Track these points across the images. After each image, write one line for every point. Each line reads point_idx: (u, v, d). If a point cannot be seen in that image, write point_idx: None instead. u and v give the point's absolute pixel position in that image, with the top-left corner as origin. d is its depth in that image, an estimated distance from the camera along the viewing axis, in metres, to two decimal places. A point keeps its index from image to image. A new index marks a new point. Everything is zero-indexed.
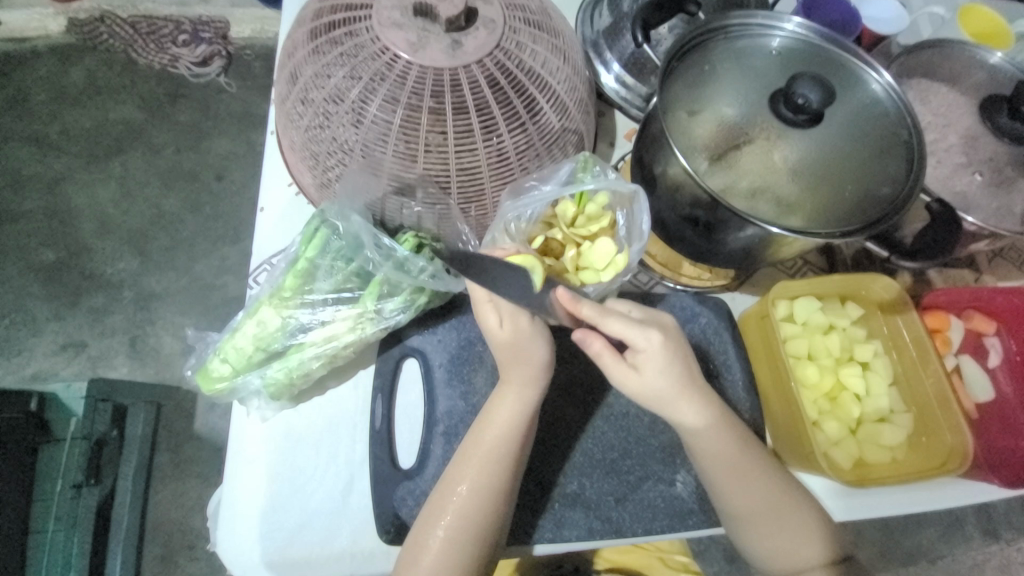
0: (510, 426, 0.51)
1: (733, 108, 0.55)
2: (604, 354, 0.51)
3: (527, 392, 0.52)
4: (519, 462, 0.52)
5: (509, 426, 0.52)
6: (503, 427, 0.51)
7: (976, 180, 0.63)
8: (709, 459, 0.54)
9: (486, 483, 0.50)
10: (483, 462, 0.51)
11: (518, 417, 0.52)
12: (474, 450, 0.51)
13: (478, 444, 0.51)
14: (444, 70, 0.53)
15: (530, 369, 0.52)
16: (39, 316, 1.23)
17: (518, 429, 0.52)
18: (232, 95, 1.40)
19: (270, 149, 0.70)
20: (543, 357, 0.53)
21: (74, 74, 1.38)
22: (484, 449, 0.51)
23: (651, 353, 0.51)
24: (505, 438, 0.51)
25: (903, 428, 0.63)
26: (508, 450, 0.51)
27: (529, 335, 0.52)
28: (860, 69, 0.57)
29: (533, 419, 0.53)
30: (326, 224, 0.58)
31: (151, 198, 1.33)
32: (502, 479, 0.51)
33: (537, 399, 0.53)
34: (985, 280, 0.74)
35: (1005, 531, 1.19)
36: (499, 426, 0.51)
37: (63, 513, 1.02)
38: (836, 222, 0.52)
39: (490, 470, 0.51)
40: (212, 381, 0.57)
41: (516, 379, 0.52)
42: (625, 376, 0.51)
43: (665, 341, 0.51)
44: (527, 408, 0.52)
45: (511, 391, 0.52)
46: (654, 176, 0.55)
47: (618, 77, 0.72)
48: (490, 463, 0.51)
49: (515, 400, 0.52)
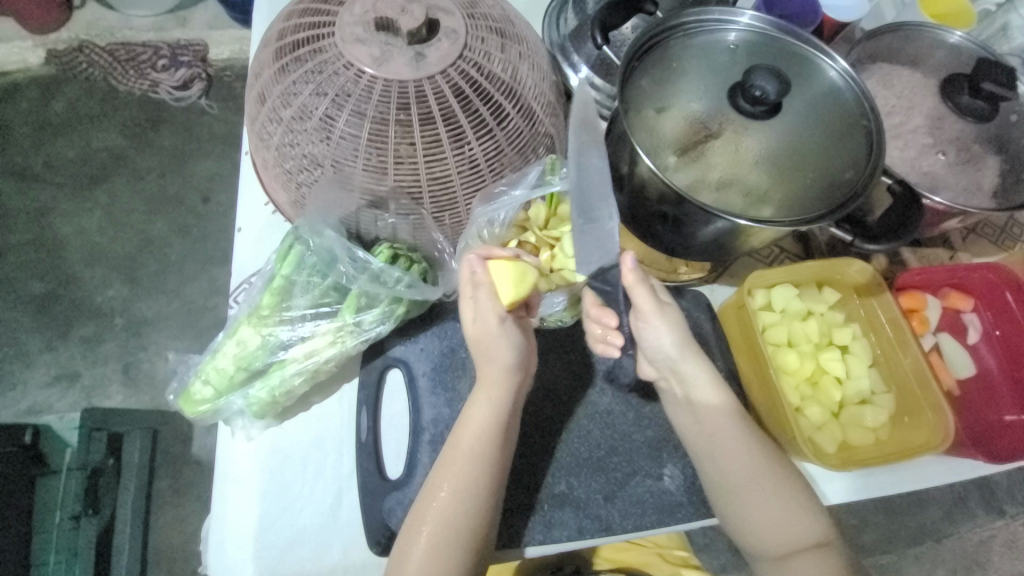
0: (486, 426, 0.52)
1: (696, 103, 0.56)
2: (638, 286, 0.53)
3: (499, 392, 0.53)
4: (498, 460, 0.52)
5: (486, 426, 0.52)
6: (479, 427, 0.52)
7: (942, 159, 0.63)
8: (700, 437, 0.56)
9: (467, 484, 0.51)
10: (464, 463, 0.51)
11: (493, 418, 0.52)
12: (454, 452, 0.52)
13: (457, 445, 0.52)
14: (408, 82, 0.54)
15: (499, 369, 0.53)
16: (30, 349, 1.23)
17: (496, 428, 0.52)
18: (215, 117, 1.41)
19: (247, 169, 0.71)
20: (509, 357, 0.53)
21: (56, 105, 1.38)
22: (465, 451, 0.51)
23: (658, 289, 0.55)
24: (482, 437, 0.51)
25: (886, 408, 0.64)
26: (486, 450, 0.52)
27: (496, 336, 0.53)
28: (819, 58, 0.58)
29: (510, 421, 0.53)
30: (300, 241, 0.59)
31: (138, 224, 1.33)
32: (482, 479, 0.51)
33: (511, 399, 0.53)
34: (961, 257, 0.75)
35: (1007, 506, 1.20)
36: (475, 426, 0.52)
37: (63, 546, 1.01)
38: (802, 210, 0.53)
39: (468, 470, 0.51)
40: (195, 404, 0.57)
41: (487, 380, 0.53)
42: (646, 316, 0.54)
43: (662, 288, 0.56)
44: (503, 407, 0.53)
45: (484, 391, 0.53)
46: (622, 175, 0.56)
47: (586, 79, 0.73)
48: (468, 463, 0.51)
49: (488, 400, 0.53)
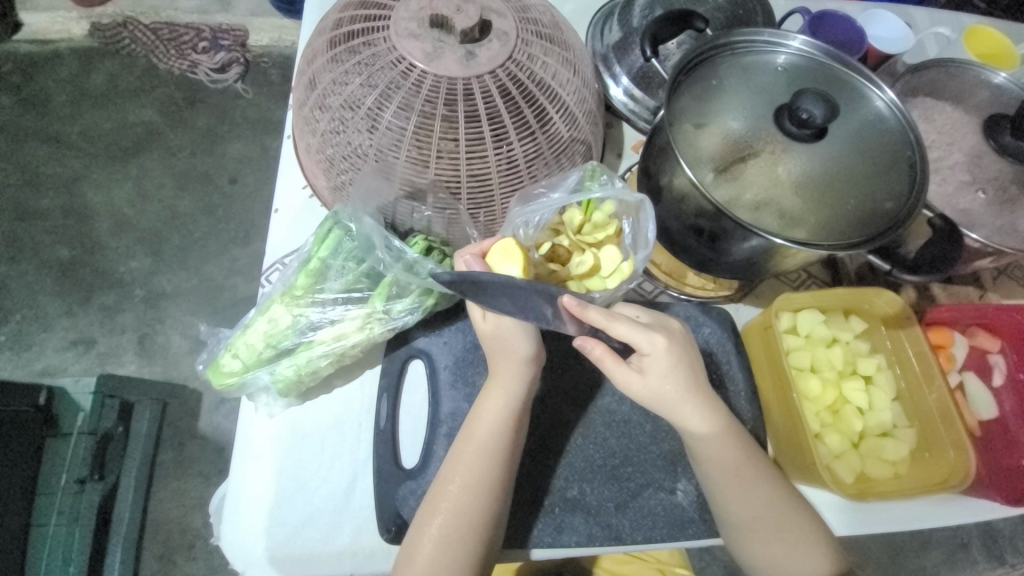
0: (499, 421, 0.53)
1: (738, 122, 0.56)
2: (606, 358, 0.52)
3: (512, 385, 0.54)
4: (511, 458, 0.53)
5: (498, 423, 0.53)
6: (492, 422, 0.52)
7: (980, 197, 0.63)
8: (714, 468, 0.54)
9: (478, 481, 0.51)
10: (477, 459, 0.51)
11: (506, 413, 0.53)
12: (466, 447, 0.52)
13: (470, 439, 0.52)
14: (458, 79, 0.55)
15: (514, 363, 0.54)
16: (50, 312, 1.25)
17: (509, 426, 0.53)
18: (248, 101, 1.44)
19: (287, 152, 0.72)
20: (525, 350, 0.54)
21: (96, 77, 1.42)
22: (478, 447, 0.52)
23: (656, 357, 0.51)
24: (495, 433, 0.52)
25: (906, 443, 0.63)
26: (499, 446, 0.52)
27: (512, 329, 0.54)
28: (865, 87, 0.58)
29: (523, 418, 0.54)
30: (339, 225, 0.60)
31: (165, 199, 1.36)
32: (494, 476, 0.51)
33: (523, 394, 0.54)
34: (990, 297, 0.74)
35: (1012, 556, 1.17)
36: (489, 421, 0.53)
37: (65, 507, 1.02)
38: (839, 236, 0.53)
39: (479, 466, 0.51)
40: (223, 375, 0.58)
41: (502, 373, 0.54)
42: (631, 379, 0.52)
43: (669, 346, 0.52)
44: (514, 402, 0.54)
45: (497, 386, 0.54)
46: (660, 187, 0.57)
47: (626, 90, 0.74)
48: (480, 459, 0.51)
49: (502, 395, 0.53)
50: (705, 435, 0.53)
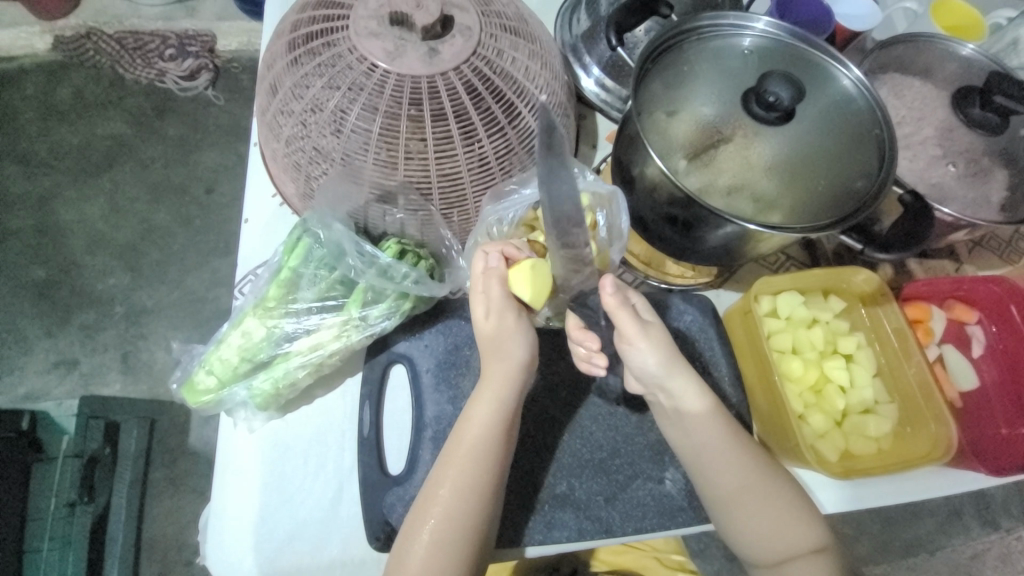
0: (488, 422, 0.52)
1: (708, 108, 0.56)
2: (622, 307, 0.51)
3: (506, 388, 0.53)
4: (500, 459, 0.52)
5: (488, 424, 0.52)
6: (483, 423, 0.52)
7: (952, 171, 0.63)
8: (700, 443, 0.55)
9: (469, 483, 0.50)
10: (465, 461, 0.51)
11: (495, 413, 0.52)
12: (456, 450, 0.51)
13: (461, 440, 0.52)
14: (421, 78, 0.54)
15: (507, 366, 0.53)
16: (30, 335, 1.22)
17: (499, 428, 0.52)
18: (220, 107, 1.41)
19: (255, 160, 0.70)
20: (522, 355, 0.53)
21: (62, 91, 1.38)
22: (467, 449, 0.51)
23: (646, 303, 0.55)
24: (485, 434, 0.51)
25: (888, 418, 0.64)
26: (487, 447, 0.51)
27: (513, 332, 0.53)
28: (833, 66, 0.58)
29: (512, 419, 0.53)
30: (308, 233, 0.58)
31: (141, 213, 1.33)
32: (482, 477, 0.51)
33: (513, 395, 0.53)
34: (966, 269, 0.75)
35: (1002, 520, 1.20)
36: (478, 423, 0.52)
37: (57, 533, 0.99)
38: (811, 217, 0.53)
39: (466, 467, 0.51)
40: (199, 393, 0.57)
41: (496, 375, 0.53)
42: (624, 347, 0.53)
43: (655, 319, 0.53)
44: (505, 403, 0.52)
45: (488, 387, 0.53)
46: (632, 178, 0.56)
47: (598, 81, 0.73)
48: (468, 461, 0.51)
49: (492, 397, 0.52)
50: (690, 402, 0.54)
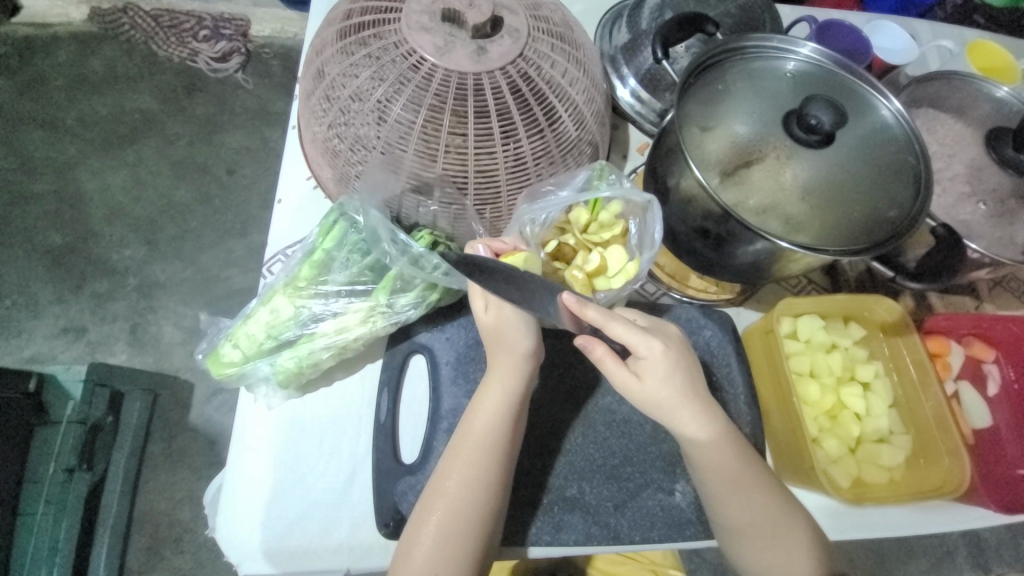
0: (497, 416, 0.52)
1: (747, 126, 0.56)
2: (606, 359, 0.52)
3: (513, 380, 0.54)
4: (508, 453, 0.53)
5: (495, 418, 0.52)
6: (492, 416, 0.52)
7: (981, 209, 0.64)
8: (712, 475, 0.54)
9: (477, 476, 0.51)
10: (473, 455, 0.51)
11: (503, 407, 0.53)
12: (464, 443, 0.52)
13: (468, 434, 0.52)
14: (468, 75, 0.55)
15: (513, 357, 0.54)
16: (41, 299, 1.23)
17: (506, 422, 0.53)
18: (249, 91, 1.43)
19: (291, 143, 0.72)
20: (526, 346, 0.54)
21: (94, 63, 1.40)
22: (474, 442, 0.52)
23: (653, 360, 0.52)
24: (491, 428, 0.52)
25: (902, 449, 0.64)
26: (494, 441, 0.52)
27: (514, 322, 0.54)
28: (871, 96, 0.59)
29: (520, 412, 0.54)
30: (344, 217, 0.60)
31: (162, 187, 1.34)
32: (490, 471, 0.51)
33: (521, 389, 0.54)
34: (985, 308, 0.75)
35: (996, 565, 1.19)
36: (487, 416, 0.52)
37: (52, 496, 1.00)
38: (843, 241, 0.54)
39: (475, 460, 0.51)
40: (222, 366, 0.58)
41: (502, 367, 0.54)
42: (628, 381, 0.52)
43: (666, 350, 0.52)
44: (513, 397, 0.53)
45: (495, 380, 0.54)
46: (668, 189, 0.57)
47: (633, 92, 0.74)
48: (476, 454, 0.51)
49: (499, 390, 0.53)
50: (699, 439, 0.53)
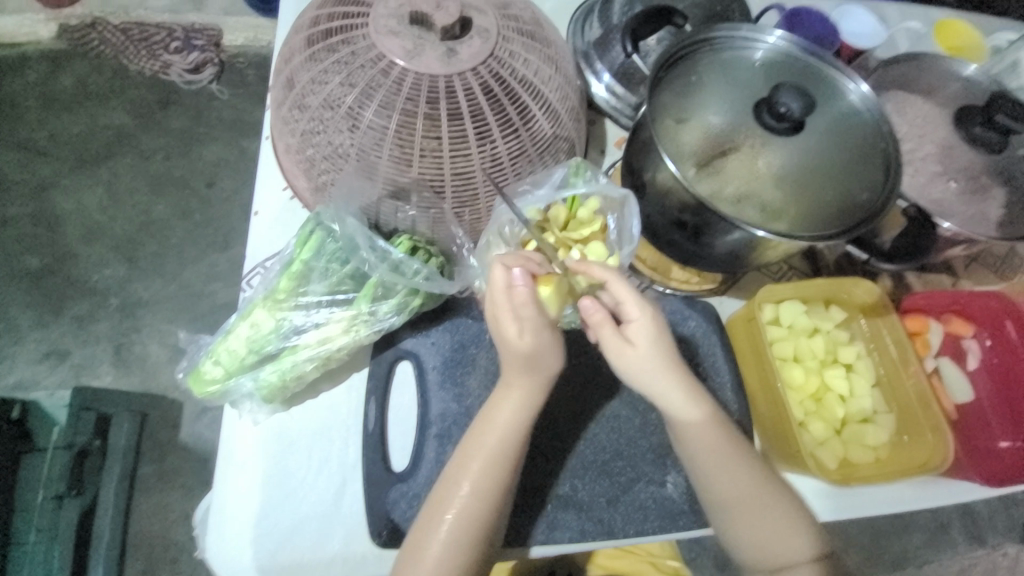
0: (511, 429, 0.51)
1: (719, 117, 0.57)
2: (602, 324, 0.52)
3: (532, 396, 0.52)
4: (518, 462, 0.52)
5: (509, 430, 0.52)
6: (505, 429, 0.51)
7: (952, 187, 0.65)
8: (702, 456, 0.54)
9: (489, 486, 0.50)
10: (486, 466, 0.51)
11: (520, 420, 0.52)
12: (475, 451, 0.51)
13: (479, 445, 0.51)
14: (439, 77, 0.54)
15: (540, 376, 0.52)
16: (21, 324, 1.21)
17: (519, 433, 0.52)
18: (224, 102, 1.40)
19: (266, 153, 0.71)
20: (554, 365, 0.52)
21: (64, 80, 1.37)
22: (485, 453, 0.51)
23: (642, 324, 0.52)
24: (505, 440, 0.51)
25: (886, 428, 0.65)
26: (508, 453, 0.51)
27: (547, 347, 0.51)
28: (840, 81, 0.60)
29: (532, 423, 0.53)
30: (321, 227, 0.59)
31: (140, 204, 1.32)
32: (501, 480, 0.51)
33: (539, 402, 0.53)
34: (963, 284, 0.76)
35: (989, 535, 1.21)
36: (503, 428, 0.51)
37: (43, 526, 0.98)
38: (818, 226, 0.54)
39: (489, 471, 0.51)
40: (204, 383, 0.57)
41: (523, 383, 0.52)
42: (622, 348, 0.52)
43: (656, 315, 0.53)
44: (529, 410, 0.52)
45: (515, 393, 0.52)
46: (644, 183, 0.57)
47: (608, 87, 0.74)
48: (490, 465, 0.51)
49: (517, 403, 0.52)
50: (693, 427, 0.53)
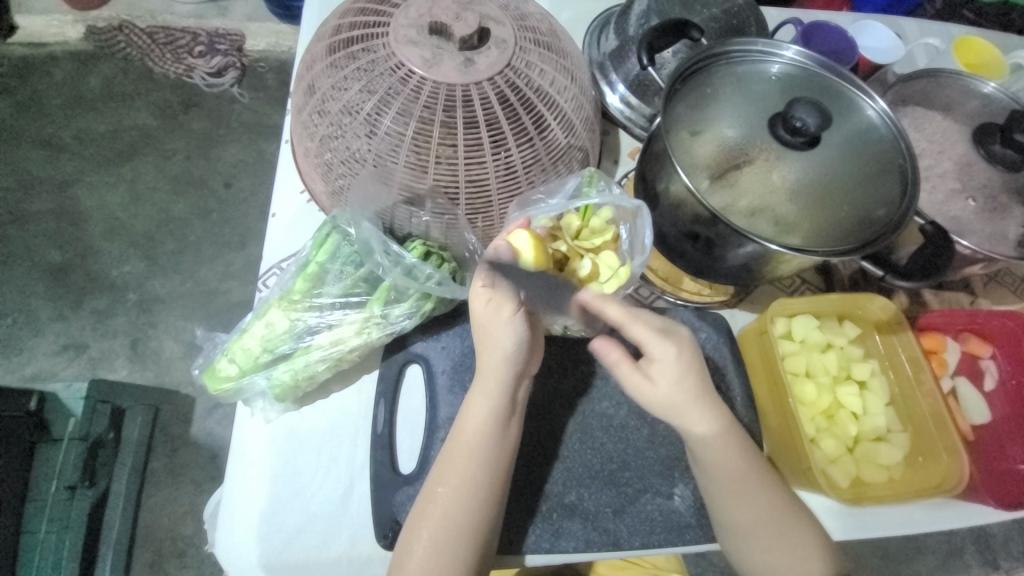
0: (487, 422, 0.52)
1: (734, 130, 0.57)
2: (620, 362, 0.53)
3: (497, 385, 0.53)
4: (497, 456, 0.53)
5: (484, 424, 0.53)
6: (480, 423, 0.52)
7: (970, 205, 0.64)
8: (716, 471, 0.54)
9: (467, 481, 0.51)
10: (463, 460, 0.52)
11: (489, 413, 0.52)
12: (455, 448, 0.52)
13: (459, 441, 0.53)
14: (456, 86, 0.55)
15: (496, 358, 0.53)
16: (42, 316, 1.24)
17: (494, 427, 0.53)
18: (245, 105, 1.44)
19: (285, 156, 0.72)
20: (508, 344, 0.52)
21: (92, 81, 1.41)
22: (464, 449, 0.52)
23: (665, 364, 0.52)
24: (481, 434, 0.52)
25: (901, 447, 0.64)
26: (486, 448, 0.52)
27: (501, 322, 0.52)
28: (857, 97, 0.59)
29: (510, 416, 0.54)
30: (337, 229, 0.60)
31: (160, 203, 1.35)
32: (480, 476, 0.52)
33: (506, 394, 0.53)
34: (981, 303, 0.75)
35: (1004, 560, 1.18)
36: (474, 421, 0.52)
37: (55, 514, 0.99)
38: (833, 242, 0.54)
39: (465, 466, 0.52)
40: (219, 381, 0.58)
41: (488, 372, 0.53)
42: (640, 384, 0.53)
43: (680, 354, 0.52)
44: (500, 402, 0.53)
45: (481, 386, 0.53)
46: (657, 194, 0.57)
47: (622, 98, 0.75)
48: (466, 459, 0.52)
49: (485, 394, 0.53)
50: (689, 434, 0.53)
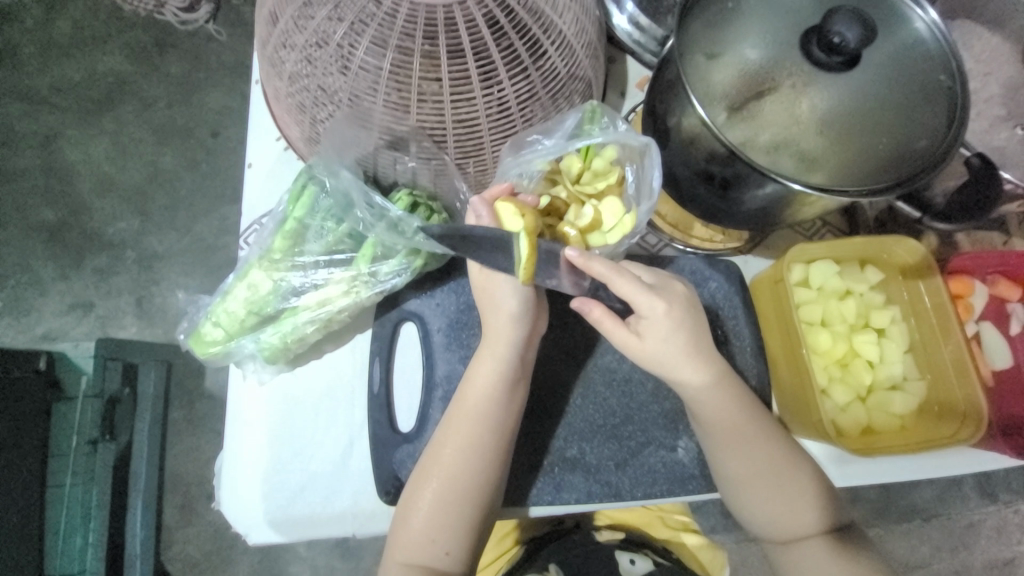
0: (494, 385, 0.51)
1: (758, 51, 0.49)
2: (604, 320, 0.50)
3: (503, 346, 0.51)
4: (504, 420, 0.51)
5: (491, 387, 0.51)
6: (487, 386, 0.51)
7: (1020, 133, 0.57)
8: (719, 427, 0.53)
9: (474, 446, 0.50)
10: (469, 425, 0.50)
11: (499, 376, 0.51)
12: (459, 411, 0.51)
13: (463, 402, 0.51)
14: (437, 7, 0.48)
15: (502, 319, 0.51)
16: (44, 277, 1.23)
17: (501, 389, 0.51)
18: (223, 44, 1.32)
19: (258, 100, 0.66)
20: (512, 306, 0.51)
21: (60, 24, 1.30)
22: (469, 410, 0.51)
23: (654, 321, 0.49)
24: (488, 396, 0.51)
25: (916, 395, 0.62)
26: (492, 410, 0.51)
27: (501, 283, 0.51)
28: (906, 5, 0.51)
29: (518, 378, 0.52)
30: (314, 181, 0.55)
31: (147, 155, 1.28)
32: (487, 440, 0.50)
33: (514, 356, 0.52)
34: (1016, 243, 0.69)
35: (1003, 493, 1.20)
36: (481, 384, 0.51)
37: (79, 468, 1.04)
38: (863, 179, 0.48)
39: (472, 427, 0.50)
40: (206, 345, 0.56)
41: (496, 335, 0.51)
42: (628, 341, 0.50)
43: (670, 310, 0.49)
44: (507, 365, 0.51)
45: (488, 348, 0.52)
46: (667, 130, 0.51)
47: (631, 19, 0.66)
48: (473, 421, 0.50)
49: (493, 355, 0.51)
50: (699, 393, 0.51)
